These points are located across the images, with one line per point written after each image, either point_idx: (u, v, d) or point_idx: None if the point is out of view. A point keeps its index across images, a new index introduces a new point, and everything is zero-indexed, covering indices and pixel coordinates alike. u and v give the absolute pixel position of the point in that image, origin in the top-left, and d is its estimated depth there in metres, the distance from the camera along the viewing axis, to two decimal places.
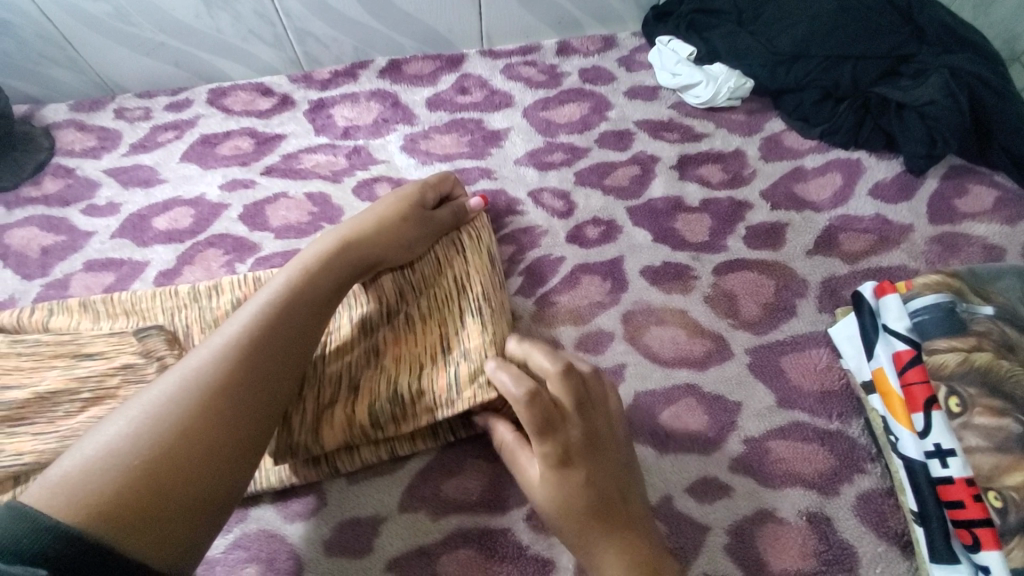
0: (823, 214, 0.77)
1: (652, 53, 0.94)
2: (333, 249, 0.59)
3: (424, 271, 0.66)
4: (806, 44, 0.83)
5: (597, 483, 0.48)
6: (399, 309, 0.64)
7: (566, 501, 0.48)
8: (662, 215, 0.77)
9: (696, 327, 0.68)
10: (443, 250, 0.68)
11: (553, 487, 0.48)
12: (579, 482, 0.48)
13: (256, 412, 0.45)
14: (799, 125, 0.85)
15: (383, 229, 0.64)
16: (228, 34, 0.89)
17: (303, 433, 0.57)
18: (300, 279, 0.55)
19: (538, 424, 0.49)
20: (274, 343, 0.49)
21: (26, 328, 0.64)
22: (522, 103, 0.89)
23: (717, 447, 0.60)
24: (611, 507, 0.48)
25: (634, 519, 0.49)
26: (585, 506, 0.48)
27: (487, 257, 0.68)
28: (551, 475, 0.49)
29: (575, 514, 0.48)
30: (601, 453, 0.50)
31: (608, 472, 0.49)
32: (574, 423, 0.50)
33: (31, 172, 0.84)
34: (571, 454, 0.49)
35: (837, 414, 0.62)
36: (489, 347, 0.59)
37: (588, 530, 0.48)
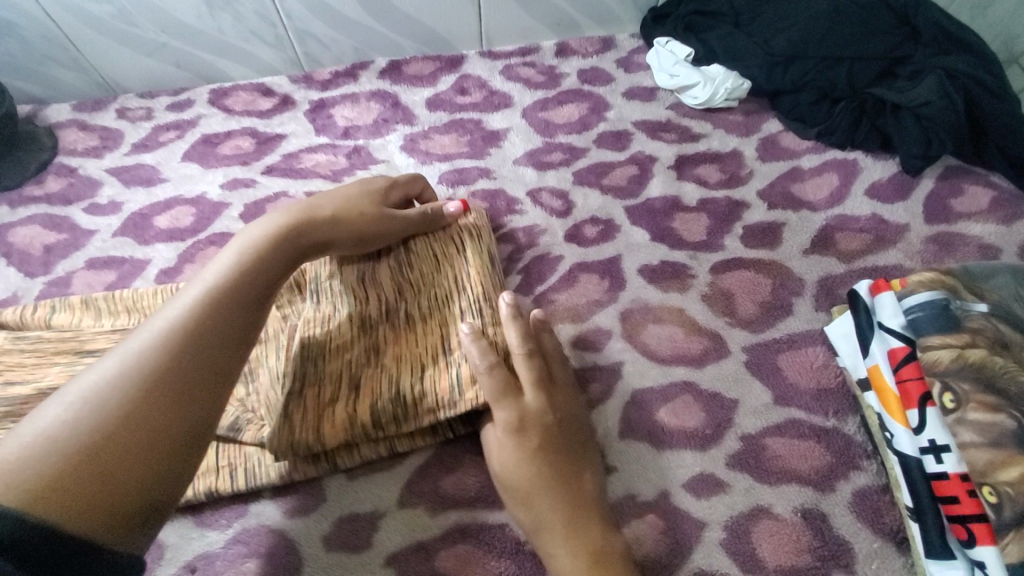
0: (819, 213, 0.77)
1: (651, 54, 0.94)
2: (282, 233, 0.58)
3: (422, 270, 0.67)
4: (802, 45, 0.84)
5: (545, 456, 0.53)
6: (397, 307, 0.65)
7: (515, 465, 0.53)
8: (660, 214, 0.78)
9: (693, 325, 0.69)
10: (442, 248, 0.69)
11: (506, 449, 0.54)
12: (528, 452, 0.53)
13: (204, 391, 0.44)
14: (796, 126, 0.86)
15: (342, 220, 0.63)
16: (229, 35, 0.90)
17: (304, 431, 0.57)
18: (250, 262, 0.53)
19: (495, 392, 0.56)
20: (225, 326, 0.48)
21: (29, 325, 0.65)
22: (521, 103, 0.90)
23: (713, 444, 0.60)
24: (559, 479, 0.52)
25: (581, 496, 0.52)
26: (532, 471, 0.52)
27: (488, 257, 0.69)
28: (507, 437, 0.54)
29: (523, 478, 0.52)
30: (557, 431, 0.55)
31: (558, 448, 0.54)
32: (531, 399, 0.55)
33: (34, 171, 0.85)
34: (525, 422, 0.54)
35: (834, 411, 0.62)
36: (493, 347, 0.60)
37: (532, 497, 0.52)
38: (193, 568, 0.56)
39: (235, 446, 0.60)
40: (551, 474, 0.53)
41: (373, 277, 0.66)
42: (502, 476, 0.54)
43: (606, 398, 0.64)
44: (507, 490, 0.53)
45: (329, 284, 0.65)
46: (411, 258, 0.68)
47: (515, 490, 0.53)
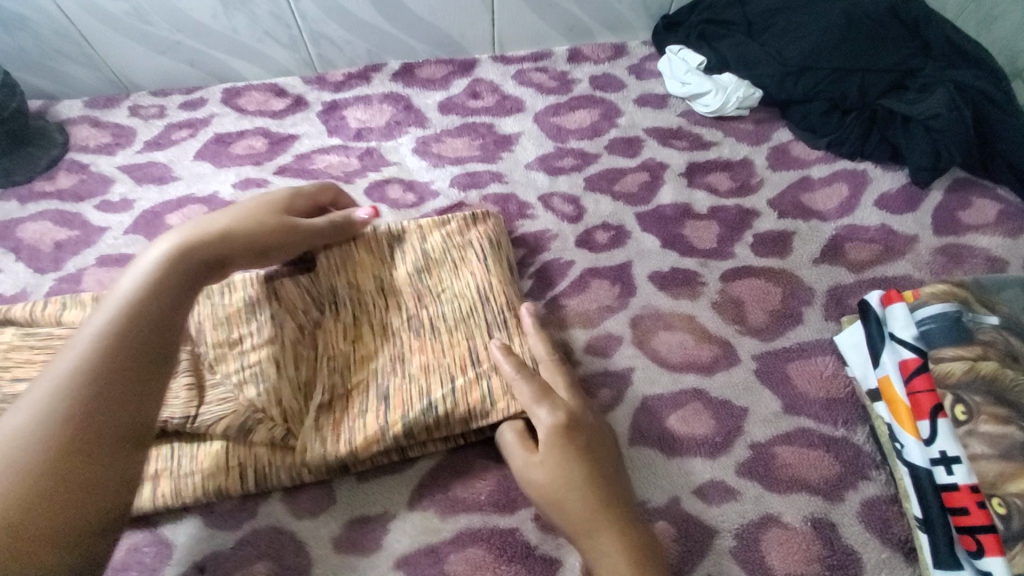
0: (829, 223, 0.78)
1: (662, 61, 0.95)
2: (173, 254, 0.54)
3: (443, 279, 0.67)
4: (814, 56, 0.85)
5: (584, 454, 0.52)
6: (419, 315, 0.65)
7: (566, 462, 0.52)
8: (671, 222, 0.78)
9: (703, 332, 0.69)
10: (460, 253, 0.69)
11: (557, 445, 0.53)
12: (572, 447, 0.52)
13: (116, 430, 0.42)
14: (806, 136, 0.86)
15: (247, 233, 0.61)
16: (243, 34, 0.90)
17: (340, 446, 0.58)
18: (143, 290, 0.50)
19: (534, 397, 0.56)
20: (131, 357, 0.45)
21: (39, 321, 0.66)
22: (533, 108, 0.90)
23: (723, 452, 0.61)
24: (606, 477, 0.52)
25: (618, 493, 0.51)
26: (582, 468, 0.51)
27: (506, 266, 0.69)
28: (557, 432, 0.53)
29: (572, 476, 0.51)
30: (597, 431, 0.55)
31: (598, 446, 0.53)
32: (566, 398, 0.57)
33: (45, 167, 0.85)
34: (575, 420, 0.54)
35: (843, 421, 0.63)
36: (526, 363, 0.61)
37: (577, 492, 0.50)
38: (202, 567, 0.56)
39: (242, 447, 0.59)
40: (591, 468, 0.52)
41: (392, 286, 0.67)
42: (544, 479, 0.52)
43: (616, 404, 0.64)
44: (544, 495, 0.51)
45: (349, 295, 0.67)
46: (430, 265, 0.68)
47: (562, 489, 0.51)
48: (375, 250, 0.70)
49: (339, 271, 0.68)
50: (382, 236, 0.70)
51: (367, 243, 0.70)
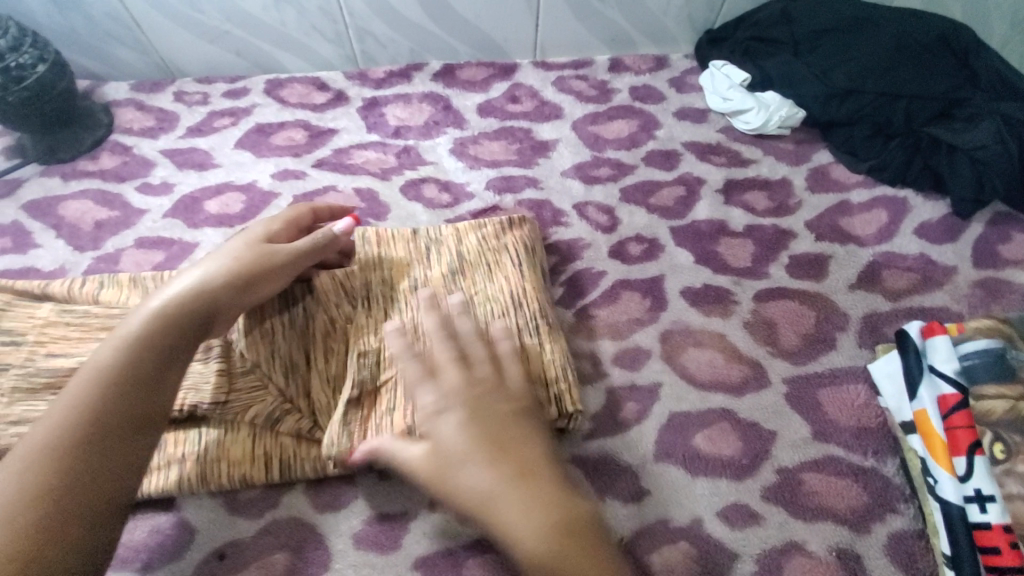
0: (867, 249, 0.77)
1: (704, 76, 0.94)
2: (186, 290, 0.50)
3: (476, 281, 0.67)
4: (860, 80, 0.83)
5: (479, 418, 0.52)
6: (451, 316, 0.65)
7: (457, 437, 0.51)
8: (705, 238, 0.77)
9: (734, 352, 0.68)
10: (495, 257, 0.69)
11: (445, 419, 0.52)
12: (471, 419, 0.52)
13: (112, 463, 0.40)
14: (847, 159, 0.85)
15: (224, 278, 0.53)
16: (290, 27, 0.91)
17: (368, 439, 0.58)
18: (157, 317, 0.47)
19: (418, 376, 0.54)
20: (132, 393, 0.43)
21: (77, 298, 0.68)
22: (572, 116, 0.90)
23: (749, 475, 0.60)
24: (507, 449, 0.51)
25: (532, 459, 0.51)
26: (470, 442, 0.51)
27: (538, 274, 0.69)
28: (427, 404, 0.53)
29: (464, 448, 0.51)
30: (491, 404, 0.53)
31: (497, 412, 0.53)
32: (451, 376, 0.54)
33: (89, 147, 0.87)
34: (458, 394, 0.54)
35: (873, 451, 0.61)
36: (556, 374, 0.60)
37: (494, 465, 0.50)
38: (223, 553, 0.56)
39: (270, 436, 0.60)
40: (494, 439, 0.51)
41: (426, 284, 0.67)
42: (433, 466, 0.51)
43: (642, 419, 0.64)
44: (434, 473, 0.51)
45: (381, 292, 0.67)
46: (465, 267, 0.68)
47: (462, 463, 0.50)
48: (414, 249, 0.70)
49: (377, 267, 0.68)
50: (421, 237, 0.71)
51: (404, 241, 0.71)
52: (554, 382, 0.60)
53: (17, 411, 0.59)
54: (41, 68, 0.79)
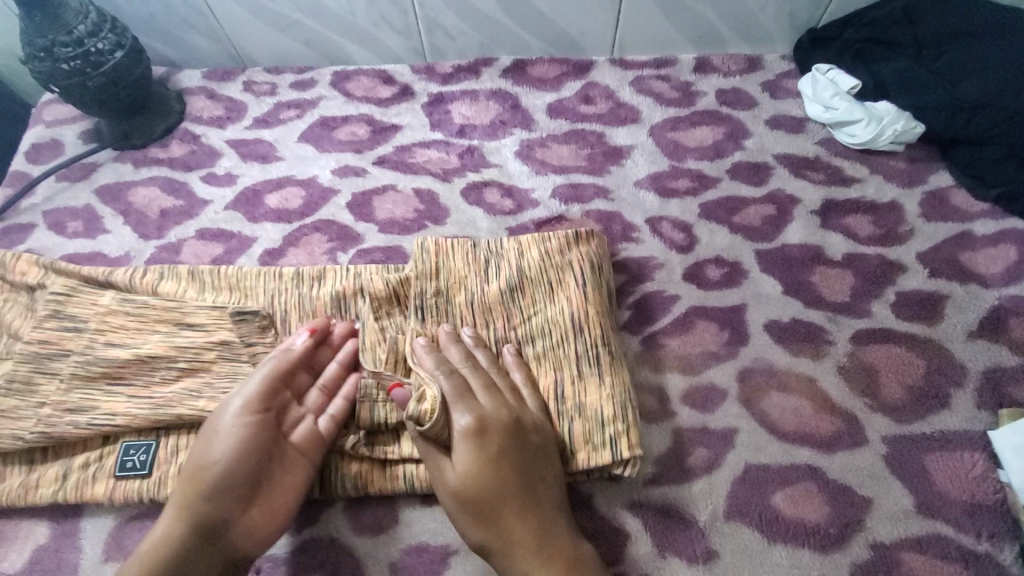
0: (992, 290, 0.66)
1: (804, 80, 0.84)
2: (244, 433, 0.53)
3: (535, 302, 0.61)
4: (996, 92, 0.71)
5: (508, 457, 0.51)
6: (507, 337, 0.61)
7: (474, 473, 0.50)
8: (797, 265, 0.69)
9: (824, 401, 0.60)
10: (558, 275, 0.62)
11: (466, 453, 0.50)
12: (487, 453, 0.50)
13: None
14: (970, 183, 0.74)
15: (211, 469, 0.51)
16: (360, 18, 0.87)
17: (458, 434, 0.51)
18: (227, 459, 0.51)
19: (450, 397, 0.53)
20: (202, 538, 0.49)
21: (137, 288, 0.67)
22: (650, 120, 0.83)
23: (837, 548, 0.52)
24: (530, 485, 0.50)
25: (547, 500, 0.51)
26: (495, 480, 0.49)
27: (605, 297, 0.62)
28: (461, 438, 0.51)
29: (484, 488, 0.49)
30: (517, 431, 0.52)
31: (524, 448, 0.52)
32: (484, 402, 0.53)
33: (161, 134, 0.87)
34: (485, 426, 0.51)
35: (988, 534, 0.52)
36: (612, 412, 0.55)
37: (506, 505, 0.49)
38: (259, 567, 0.54)
39: None
40: (520, 477, 0.50)
41: (482, 300, 0.62)
42: (466, 500, 0.49)
43: (712, 468, 0.56)
44: (466, 506, 0.49)
45: (435, 303, 0.62)
46: (524, 284, 0.62)
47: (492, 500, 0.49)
48: (473, 260, 0.64)
49: (433, 278, 0.63)
50: (480, 249, 0.65)
51: (462, 251, 0.65)
52: (611, 421, 0.55)
53: (75, 397, 0.60)
54: (119, 54, 0.80)
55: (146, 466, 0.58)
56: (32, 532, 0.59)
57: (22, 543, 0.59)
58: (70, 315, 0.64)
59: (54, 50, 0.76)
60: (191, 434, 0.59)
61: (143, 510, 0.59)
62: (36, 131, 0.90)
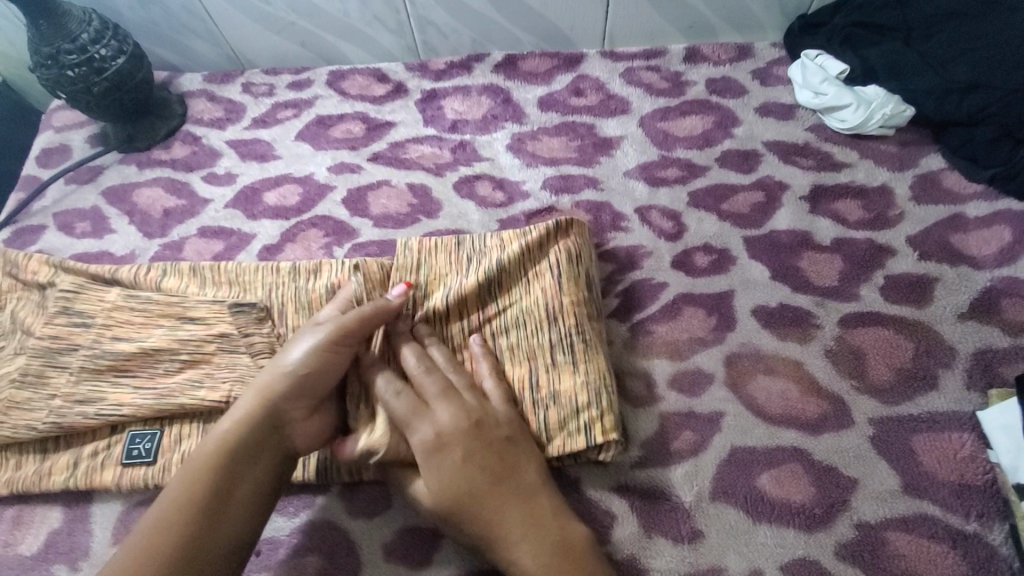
0: (983, 272, 0.66)
1: (794, 67, 0.85)
2: (324, 346, 0.56)
3: (511, 294, 0.62)
4: (989, 72, 0.70)
5: (473, 459, 0.52)
6: (483, 328, 0.62)
7: (443, 482, 0.51)
8: (785, 251, 0.69)
9: (811, 383, 0.60)
10: (535, 268, 0.63)
11: (427, 468, 0.52)
12: (452, 463, 0.52)
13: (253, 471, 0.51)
14: (963, 165, 0.73)
15: (288, 372, 0.55)
16: (353, 18, 0.89)
17: (419, 451, 0.52)
18: (305, 365, 0.55)
19: (401, 417, 0.54)
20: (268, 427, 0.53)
21: (142, 284, 0.70)
22: (640, 111, 0.84)
23: (822, 527, 0.52)
24: (501, 479, 0.51)
25: (526, 491, 0.52)
26: (465, 482, 0.51)
27: (584, 287, 0.63)
28: (421, 454, 0.52)
29: (457, 492, 0.51)
30: (477, 436, 0.53)
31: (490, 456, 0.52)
32: (441, 412, 0.54)
33: (164, 137, 0.90)
34: (442, 437, 0.52)
35: (977, 513, 0.52)
36: (584, 398, 0.56)
37: (478, 502, 0.50)
38: (258, 550, 0.56)
39: None
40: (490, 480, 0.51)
41: (456, 293, 0.62)
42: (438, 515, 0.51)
43: (698, 451, 0.57)
44: (443, 510, 0.51)
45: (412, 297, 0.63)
46: (502, 277, 0.63)
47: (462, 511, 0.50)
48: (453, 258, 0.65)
49: (414, 273, 0.65)
50: (463, 246, 0.66)
51: (444, 249, 0.66)
52: (586, 407, 0.56)
53: (84, 389, 0.62)
54: (120, 60, 0.82)
55: (151, 454, 0.61)
56: (43, 518, 0.62)
57: (36, 528, 0.61)
58: (78, 310, 0.66)
59: (60, 56, 0.79)
60: (194, 423, 0.62)
61: (149, 496, 0.62)
62: (46, 136, 0.94)
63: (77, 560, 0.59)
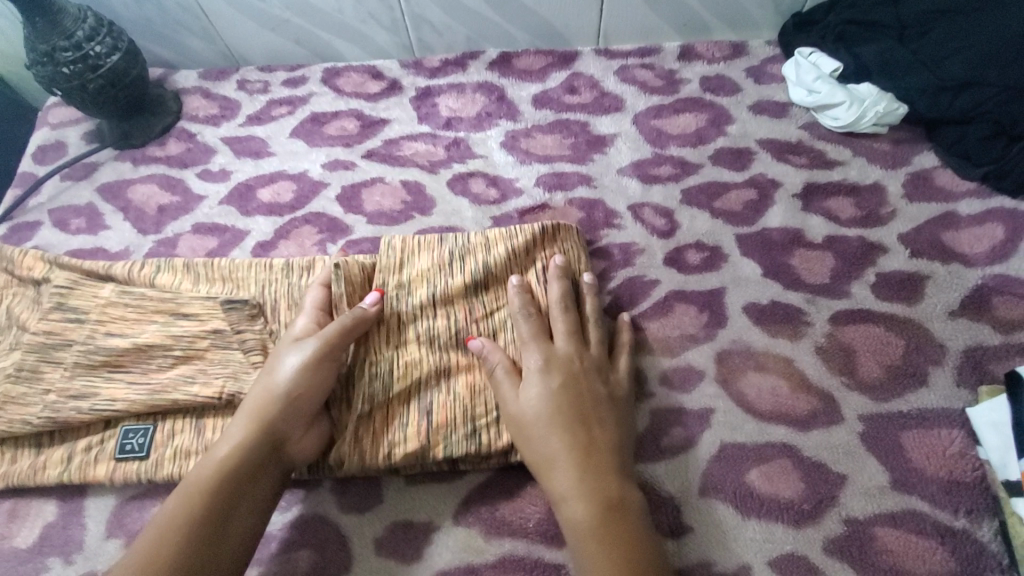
0: (975, 269, 0.66)
1: (788, 64, 0.85)
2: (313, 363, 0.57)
3: (498, 296, 0.64)
4: (982, 69, 0.70)
5: (572, 390, 0.55)
6: (471, 329, 0.62)
7: (552, 399, 0.54)
8: (777, 248, 0.69)
9: (801, 380, 0.60)
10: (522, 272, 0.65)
11: (538, 384, 0.56)
12: (557, 389, 0.55)
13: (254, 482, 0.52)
14: (956, 162, 0.73)
15: (282, 386, 0.56)
16: (348, 15, 0.89)
17: (533, 371, 0.57)
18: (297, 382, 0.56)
19: (527, 337, 0.59)
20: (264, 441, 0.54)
21: (136, 280, 0.70)
22: (633, 108, 0.84)
23: (811, 523, 0.52)
24: (585, 418, 0.54)
25: (598, 441, 0.53)
26: (571, 407, 0.54)
27: (571, 289, 0.63)
28: (535, 374, 0.56)
29: (565, 411, 0.54)
30: (580, 372, 0.57)
31: (584, 390, 0.56)
32: (562, 346, 0.59)
33: (159, 134, 0.90)
34: (554, 362, 0.57)
35: (966, 510, 0.52)
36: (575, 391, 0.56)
37: (574, 429, 0.53)
38: None
39: None
40: (574, 414, 0.54)
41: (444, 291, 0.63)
42: (540, 427, 0.54)
43: (688, 447, 0.57)
44: (557, 420, 0.53)
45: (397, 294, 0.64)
46: (490, 279, 0.64)
47: (534, 424, 0.54)
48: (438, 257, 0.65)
49: (396, 271, 0.65)
50: (446, 245, 0.66)
51: (430, 249, 0.66)
52: None
53: (78, 384, 0.62)
54: (115, 57, 0.82)
55: (144, 450, 0.61)
56: (37, 512, 0.62)
57: (30, 522, 0.61)
58: (72, 307, 0.66)
59: (56, 53, 0.79)
60: (188, 419, 0.62)
61: (142, 491, 0.62)
62: (42, 133, 0.94)
63: (70, 554, 0.59)
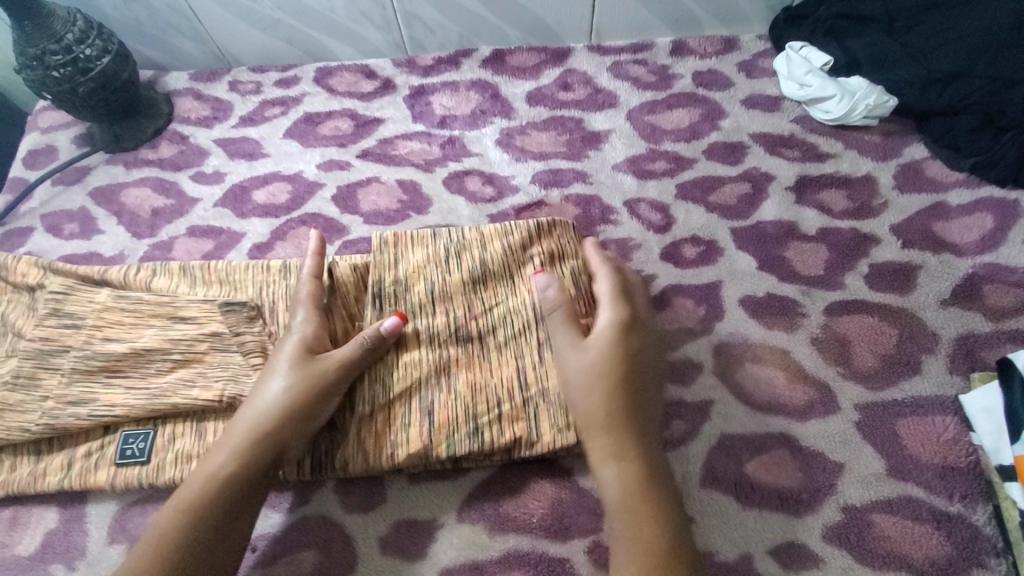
0: (965, 259, 0.67)
1: (779, 59, 0.85)
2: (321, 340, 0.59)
3: (497, 294, 0.63)
4: (969, 61, 0.69)
5: (641, 355, 0.56)
6: (467, 327, 0.61)
7: (623, 356, 0.55)
8: (771, 241, 0.70)
9: (798, 371, 0.61)
10: (518, 270, 0.64)
11: (615, 339, 0.56)
12: (630, 348, 0.56)
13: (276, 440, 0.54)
14: (946, 154, 0.74)
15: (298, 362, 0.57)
16: (340, 14, 0.88)
17: (614, 325, 0.57)
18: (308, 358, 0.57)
19: (609, 294, 0.60)
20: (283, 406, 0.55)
21: (131, 285, 0.69)
22: (627, 105, 0.84)
23: (809, 511, 0.53)
24: (647, 385, 0.55)
25: (653, 409, 0.54)
26: (639, 367, 0.55)
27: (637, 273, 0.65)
28: (616, 327, 0.57)
29: (635, 369, 0.55)
30: (654, 341, 0.58)
31: (651, 357, 0.57)
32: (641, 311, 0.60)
33: (150, 137, 0.90)
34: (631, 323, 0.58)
35: (961, 495, 0.53)
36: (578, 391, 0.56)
37: (635, 391, 0.54)
38: (254, 546, 0.56)
39: None
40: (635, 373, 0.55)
41: (443, 292, 0.63)
42: (611, 378, 0.54)
43: (688, 439, 0.58)
44: (625, 376, 0.54)
45: (393, 291, 0.63)
46: (487, 278, 0.64)
47: (602, 375, 0.54)
48: (431, 254, 0.65)
49: (391, 269, 0.64)
50: (438, 241, 0.66)
51: (430, 250, 0.65)
52: None
53: (75, 391, 0.62)
54: (105, 59, 0.81)
55: (144, 454, 0.61)
56: (39, 517, 0.62)
57: (33, 528, 0.61)
58: (68, 312, 0.66)
59: (46, 57, 0.78)
60: (188, 422, 0.62)
61: (144, 495, 0.62)
62: (32, 137, 0.93)
63: (74, 560, 0.59)
